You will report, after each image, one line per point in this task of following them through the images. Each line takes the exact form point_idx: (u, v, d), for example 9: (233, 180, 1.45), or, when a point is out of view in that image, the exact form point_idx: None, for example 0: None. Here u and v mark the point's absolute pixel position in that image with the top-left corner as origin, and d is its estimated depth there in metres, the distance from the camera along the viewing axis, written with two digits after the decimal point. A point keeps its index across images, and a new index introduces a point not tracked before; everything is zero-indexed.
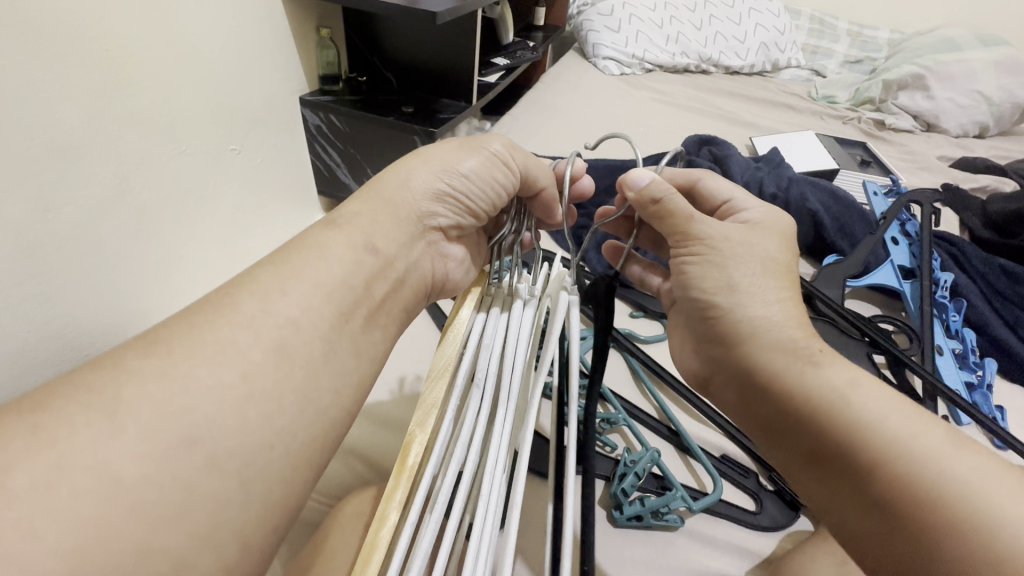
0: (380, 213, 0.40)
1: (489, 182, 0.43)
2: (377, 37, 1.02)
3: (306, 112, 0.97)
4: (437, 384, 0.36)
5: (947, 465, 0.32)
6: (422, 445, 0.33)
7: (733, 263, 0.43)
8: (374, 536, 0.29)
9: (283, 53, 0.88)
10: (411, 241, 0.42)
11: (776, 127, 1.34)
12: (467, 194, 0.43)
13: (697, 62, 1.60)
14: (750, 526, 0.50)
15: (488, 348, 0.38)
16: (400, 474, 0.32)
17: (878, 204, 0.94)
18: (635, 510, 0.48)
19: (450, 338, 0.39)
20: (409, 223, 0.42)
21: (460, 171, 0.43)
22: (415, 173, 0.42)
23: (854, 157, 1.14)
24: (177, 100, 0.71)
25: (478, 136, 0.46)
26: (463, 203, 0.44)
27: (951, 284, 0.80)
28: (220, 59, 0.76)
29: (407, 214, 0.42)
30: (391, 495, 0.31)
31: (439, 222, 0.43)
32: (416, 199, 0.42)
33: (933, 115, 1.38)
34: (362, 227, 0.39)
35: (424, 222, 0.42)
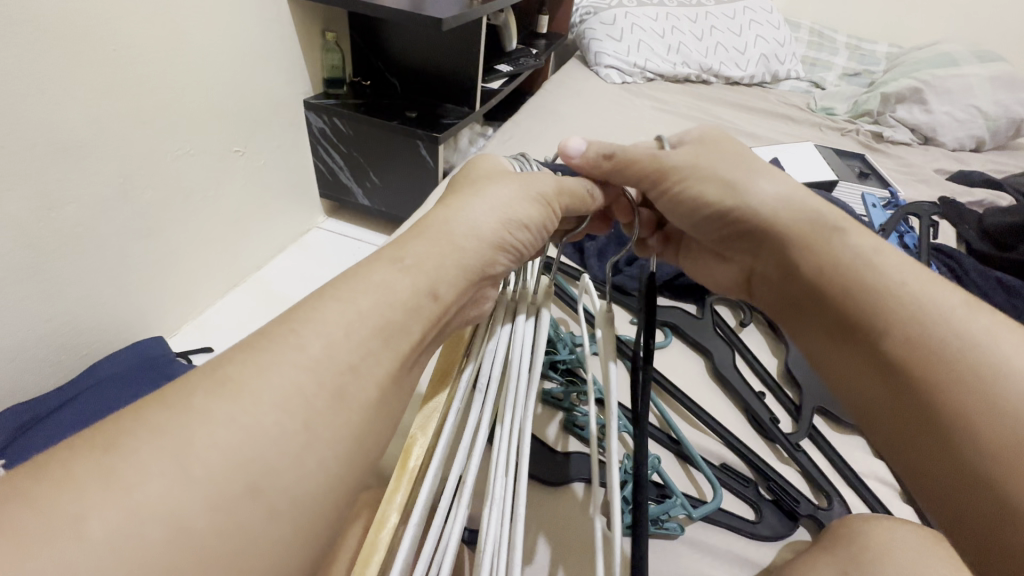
0: (450, 259, 0.36)
1: (543, 228, 0.43)
2: (382, 42, 1.02)
3: (310, 115, 0.97)
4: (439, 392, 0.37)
5: (961, 323, 0.34)
6: (423, 448, 0.34)
7: (705, 172, 0.48)
8: (374, 535, 0.30)
9: (289, 55, 0.89)
10: (471, 290, 0.38)
11: (775, 137, 1.36)
12: (525, 241, 0.42)
13: (698, 71, 1.61)
14: (750, 535, 0.50)
15: (492, 357, 0.39)
16: (400, 477, 0.32)
17: (876, 216, 0.95)
18: (635, 517, 0.48)
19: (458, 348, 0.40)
20: (476, 274, 0.38)
21: (522, 220, 0.41)
22: (479, 212, 0.40)
23: (853, 169, 1.15)
24: (183, 101, 0.71)
25: (528, 173, 0.45)
26: (519, 248, 0.42)
27: None
28: (227, 60, 0.76)
29: (475, 264, 0.38)
30: (391, 497, 0.32)
31: (499, 271, 0.41)
32: (484, 247, 0.39)
33: (931, 128, 1.40)
34: (430, 273, 0.35)
35: (489, 271, 0.39)
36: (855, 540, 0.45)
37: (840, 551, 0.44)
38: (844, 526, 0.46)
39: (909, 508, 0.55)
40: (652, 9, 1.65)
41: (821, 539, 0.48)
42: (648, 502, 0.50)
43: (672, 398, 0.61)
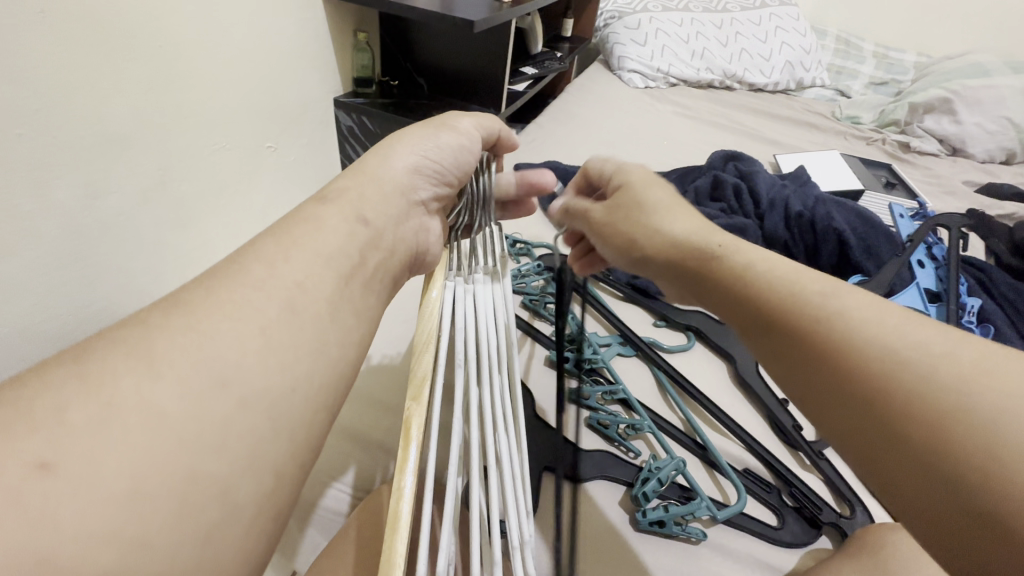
0: (367, 189, 0.41)
1: (458, 149, 0.48)
2: (411, 42, 1.04)
3: (339, 113, 0.99)
4: (424, 355, 0.41)
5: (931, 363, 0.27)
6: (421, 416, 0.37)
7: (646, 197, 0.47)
8: (395, 508, 0.33)
9: (322, 54, 0.91)
10: (396, 215, 0.42)
11: (798, 146, 1.36)
12: (442, 165, 0.47)
13: (721, 78, 1.61)
14: (772, 541, 0.50)
15: (464, 332, 0.44)
16: (407, 438, 0.36)
17: (904, 226, 0.92)
18: (657, 515, 0.49)
19: (428, 314, 0.44)
20: (396, 198, 0.43)
21: (434, 145, 0.46)
22: (393, 155, 0.44)
23: (879, 179, 1.14)
24: (221, 96, 0.73)
25: (438, 116, 0.50)
26: (441, 174, 0.47)
27: (978, 310, 0.76)
28: (264, 60, 0.79)
29: (392, 189, 0.43)
30: (403, 462, 0.35)
31: (422, 196, 0.45)
32: (398, 174, 0.44)
33: (960, 139, 1.38)
34: (352, 201, 0.39)
35: (408, 195, 0.44)
36: (879, 552, 0.44)
37: (872, 560, 0.44)
38: (869, 537, 0.46)
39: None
40: (678, 14, 1.65)
41: (843, 547, 0.48)
42: (671, 502, 0.51)
43: (695, 402, 0.62)
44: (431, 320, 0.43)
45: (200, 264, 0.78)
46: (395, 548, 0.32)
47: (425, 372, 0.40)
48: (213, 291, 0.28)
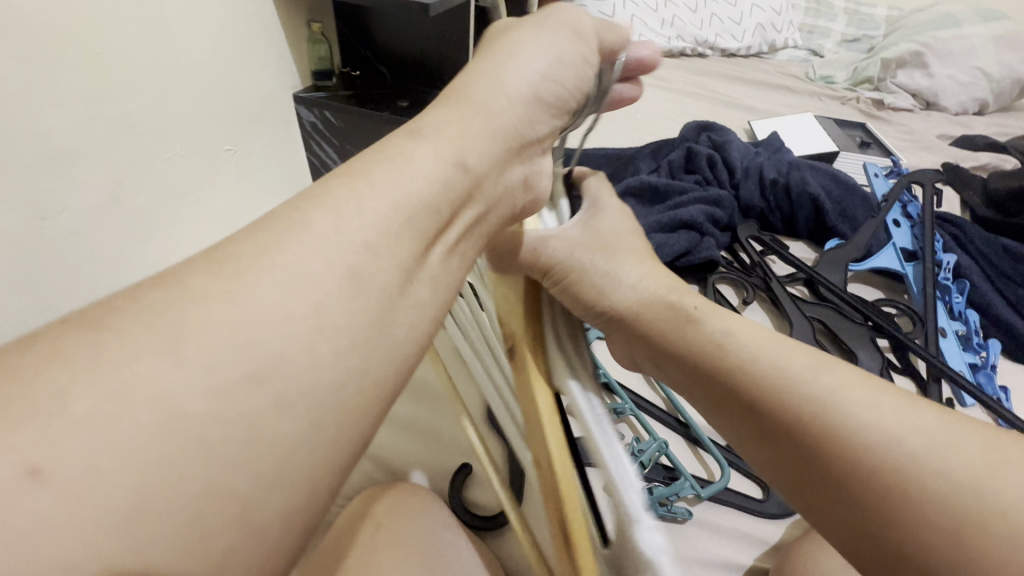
0: (474, 126, 0.34)
1: (576, 71, 0.39)
2: (369, 29, 1.00)
3: (301, 109, 0.95)
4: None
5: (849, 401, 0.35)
6: None
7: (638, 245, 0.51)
8: None
9: (276, 48, 0.87)
10: (503, 162, 0.36)
11: (773, 110, 1.35)
12: (560, 91, 0.39)
13: (692, 45, 1.58)
14: (757, 514, 0.50)
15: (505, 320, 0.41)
16: None
17: (879, 186, 0.91)
18: (643, 498, 0.49)
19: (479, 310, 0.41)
20: (506, 140, 0.35)
21: (547, 66, 0.38)
22: (503, 72, 0.36)
23: (854, 139, 1.13)
24: (171, 102, 0.70)
25: (545, 14, 0.41)
26: (557, 103, 0.39)
27: (954, 265, 0.76)
28: (213, 61, 0.75)
29: (503, 128, 0.35)
30: None
31: (535, 133, 0.38)
32: (513, 106, 0.36)
33: (933, 93, 1.38)
34: (453, 137, 0.32)
35: (521, 135, 0.37)
36: None
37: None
38: None
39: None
40: None
41: None
42: (655, 484, 0.51)
43: None
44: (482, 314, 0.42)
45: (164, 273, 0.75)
46: None
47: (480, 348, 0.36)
48: (196, 275, 0.23)
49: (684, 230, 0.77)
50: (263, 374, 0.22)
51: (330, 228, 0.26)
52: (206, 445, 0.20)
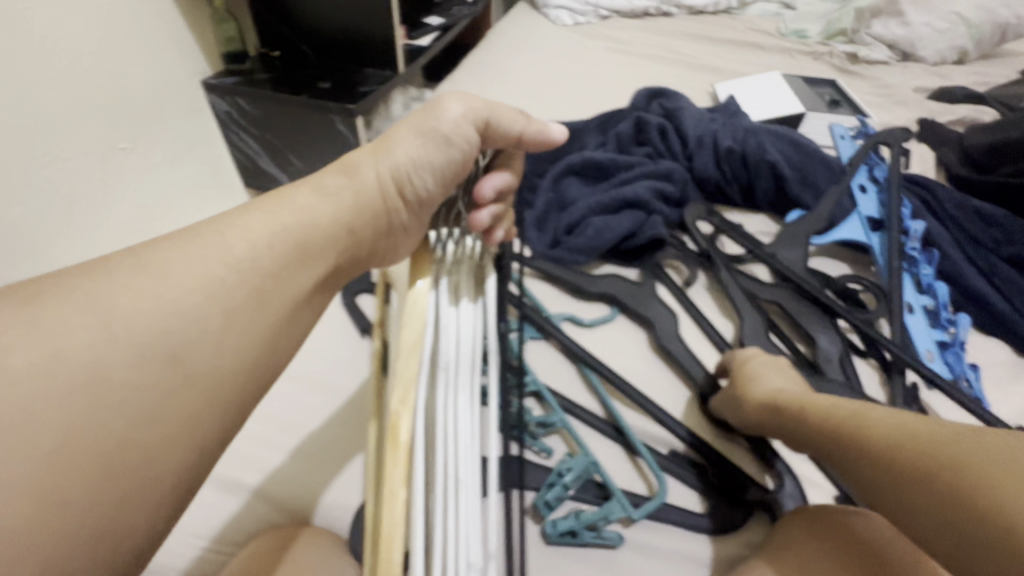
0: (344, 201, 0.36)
1: (439, 165, 0.40)
2: (283, 6, 0.90)
3: (213, 98, 0.88)
4: (412, 354, 0.30)
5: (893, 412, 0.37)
6: (410, 421, 0.28)
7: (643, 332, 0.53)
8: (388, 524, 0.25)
9: (172, 32, 0.79)
10: (377, 235, 0.38)
11: (740, 70, 1.26)
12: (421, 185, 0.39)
13: (656, 3, 1.48)
14: (695, 530, 0.46)
15: (445, 330, 0.33)
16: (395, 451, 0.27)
17: (845, 149, 0.85)
18: (568, 524, 0.44)
19: (410, 315, 0.31)
20: (374, 225, 0.38)
21: (410, 163, 0.39)
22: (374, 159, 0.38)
23: (823, 97, 1.05)
24: (37, 100, 0.64)
25: (430, 100, 0.40)
26: (421, 198, 0.40)
27: (922, 233, 0.70)
28: (89, 52, 0.68)
29: (370, 210, 0.38)
30: (391, 473, 0.27)
31: (399, 219, 0.40)
32: (374, 193, 0.38)
33: (909, 43, 1.30)
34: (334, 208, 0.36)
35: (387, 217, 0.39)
36: (806, 546, 0.40)
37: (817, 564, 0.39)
38: (794, 526, 0.42)
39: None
40: None
41: (772, 534, 0.44)
42: (584, 506, 0.47)
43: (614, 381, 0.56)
44: (415, 323, 0.31)
45: None
46: None
47: (417, 342, 0.30)
48: None
49: (629, 211, 0.71)
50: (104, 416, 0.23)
51: (157, 287, 0.26)
52: (21, 481, 0.20)
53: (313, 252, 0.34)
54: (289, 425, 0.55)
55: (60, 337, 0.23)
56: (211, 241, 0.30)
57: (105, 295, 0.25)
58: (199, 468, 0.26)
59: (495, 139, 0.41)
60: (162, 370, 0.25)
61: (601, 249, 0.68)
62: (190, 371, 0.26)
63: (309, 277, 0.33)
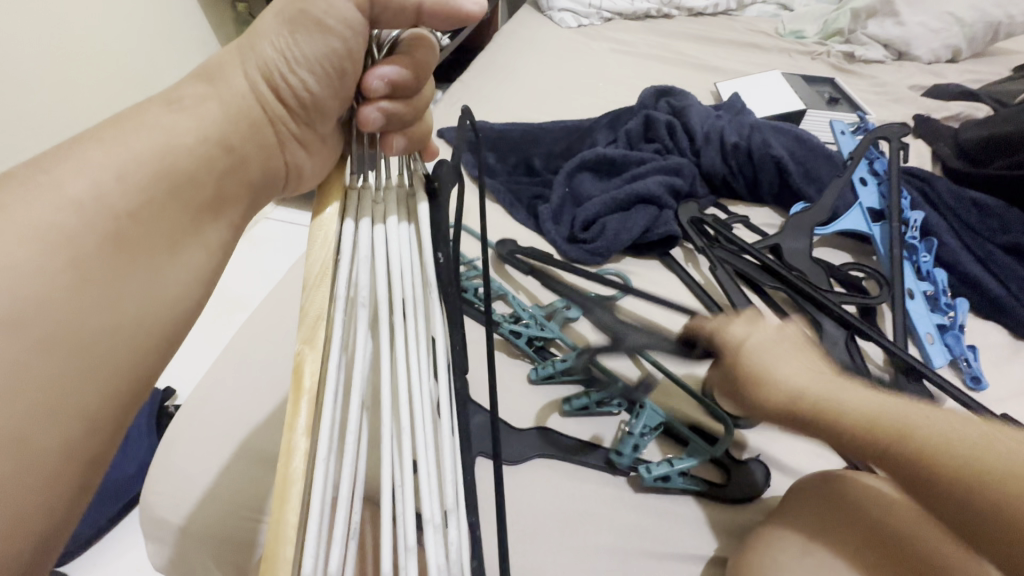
0: (229, 113, 0.37)
1: (322, 68, 0.38)
2: None
3: None
4: (318, 291, 0.32)
5: None
6: (315, 361, 0.30)
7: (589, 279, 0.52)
8: (286, 466, 0.27)
9: None
10: (265, 146, 0.39)
11: (740, 70, 1.30)
12: (302, 90, 0.38)
13: (658, 5, 1.52)
14: (717, 498, 0.50)
15: (362, 265, 0.34)
16: (297, 397, 0.29)
17: (845, 144, 0.89)
18: (664, 471, 0.50)
19: (319, 246, 0.33)
20: (258, 133, 0.39)
21: (286, 64, 0.37)
22: (252, 61, 0.37)
23: (822, 95, 1.09)
24: None
25: None
26: (302, 102, 0.39)
27: (921, 223, 0.73)
28: None
29: (250, 116, 0.38)
30: (293, 421, 0.28)
31: (284, 127, 0.40)
32: (252, 97, 0.38)
33: (905, 42, 1.33)
34: (215, 116, 0.36)
35: (270, 124, 0.39)
36: (820, 510, 0.43)
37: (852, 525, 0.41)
38: (805, 492, 0.45)
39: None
40: None
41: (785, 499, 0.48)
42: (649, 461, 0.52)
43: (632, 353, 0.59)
44: (324, 254, 0.33)
45: None
46: (286, 516, 0.26)
47: (320, 282, 0.32)
48: None
49: (640, 205, 0.74)
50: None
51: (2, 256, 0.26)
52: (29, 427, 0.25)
53: (184, 183, 0.33)
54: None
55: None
56: (43, 185, 0.29)
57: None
58: (108, 416, 0.28)
59: (389, 15, 0.38)
60: (6, 347, 0.25)
61: (618, 246, 0.71)
62: (41, 339, 0.26)
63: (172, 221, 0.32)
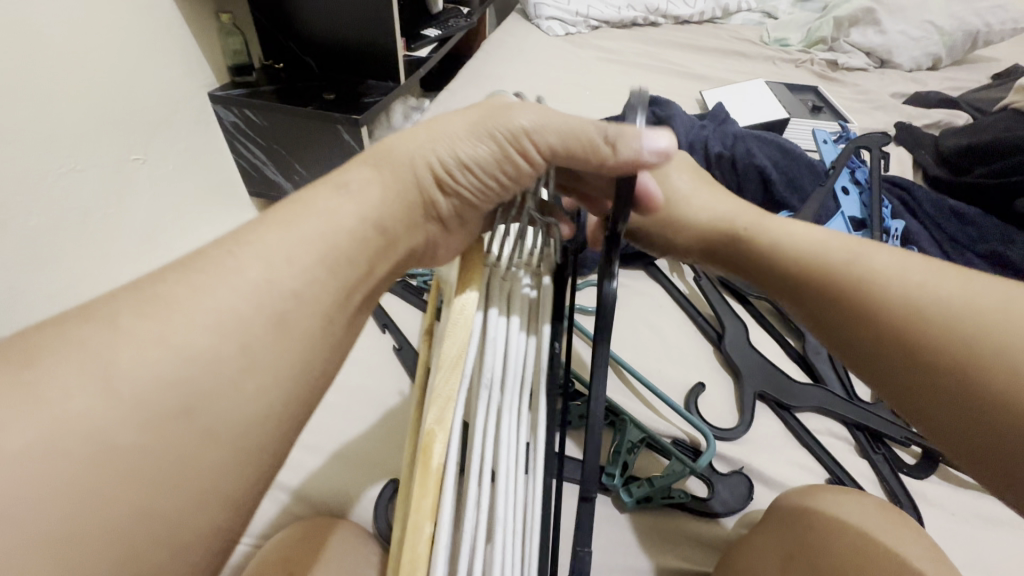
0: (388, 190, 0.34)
1: (494, 165, 0.37)
2: (284, 16, 0.93)
3: (219, 109, 0.90)
4: (452, 377, 0.29)
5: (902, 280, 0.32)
6: (444, 445, 0.28)
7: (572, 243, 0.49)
8: (411, 546, 0.27)
9: (185, 50, 0.83)
10: (413, 228, 0.36)
11: (726, 78, 1.31)
12: (469, 180, 0.37)
13: (644, 14, 1.53)
14: (704, 512, 0.50)
15: (494, 346, 0.32)
16: (425, 482, 0.28)
17: (828, 153, 0.89)
18: (643, 491, 0.49)
19: (455, 327, 0.31)
20: (415, 213, 0.36)
21: (459, 155, 0.37)
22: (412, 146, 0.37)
23: (806, 103, 1.10)
24: (57, 113, 0.66)
25: (494, 103, 0.38)
26: (470, 191, 0.38)
27: (902, 232, 0.74)
28: (104, 68, 0.70)
29: (413, 198, 0.35)
30: (419, 504, 0.27)
31: (439, 207, 0.37)
32: (417, 178, 0.36)
33: (886, 50, 1.35)
34: (374, 201, 0.33)
35: (425, 208, 0.36)
36: (800, 518, 0.43)
37: (822, 547, 0.40)
38: (789, 503, 0.45)
39: (875, 479, 0.54)
40: None
41: (767, 511, 0.48)
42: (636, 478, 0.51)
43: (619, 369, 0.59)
44: (457, 336, 0.30)
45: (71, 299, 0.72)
46: None
47: (456, 364, 0.30)
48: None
49: None
50: (88, 508, 0.20)
51: (169, 334, 0.23)
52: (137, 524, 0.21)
53: (343, 261, 0.30)
54: (328, 431, 0.59)
55: (48, 413, 0.20)
56: (222, 267, 0.26)
57: (104, 355, 0.22)
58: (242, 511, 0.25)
59: (571, 161, 0.37)
60: (166, 440, 0.22)
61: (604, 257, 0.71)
62: (202, 432, 0.23)
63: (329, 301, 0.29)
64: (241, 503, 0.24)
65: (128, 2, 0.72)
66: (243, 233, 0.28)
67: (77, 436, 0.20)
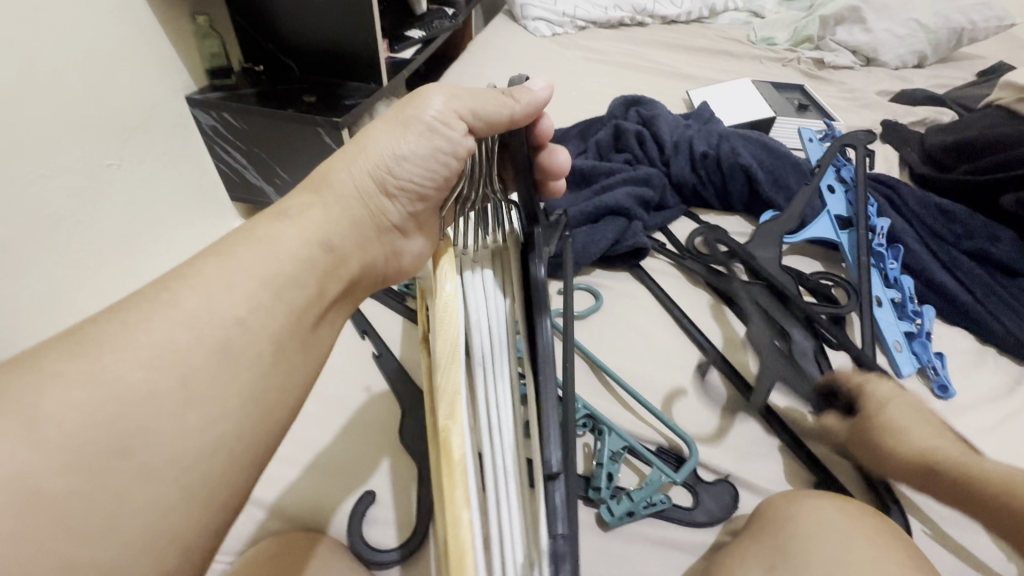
0: (334, 208, 0.40)
1: (429, 159, 0.41)
2: (264, 19, 0.92)
3: (197, 112, 0.89)
4: (451, 369, 0.34)
5: None
6: (459, 435, 0.33)
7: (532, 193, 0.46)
8: (453, 521, 0.31)
9: (162, 54, 0.81)
10: (365, 237, 0.41)
11: (713, 77, 1.31)
12: (411, 179, 0.42)
13: (631, 13, 1.52)
14: (686, 522, 0.49)
15: (476, 323, 0.37)
16: (451, 471, 0.32)
17: (813, 151, 0.89)
18: (626, 503, 0.49)
19: (447, 318, 0.35)
20: (363, 222, 0.41)
21: (397, 158, 0.41)
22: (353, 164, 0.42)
23: (792, 102, 1.10)
24: (27, 118, 0.64)
25: (415, 101, 0.42)
26: (414, 188, 0.43)
27: (888, 230, 0.74)
28: (76, 72, 0.69)
29: (360, 211, 0.41)
30: (452, 494, 0.32)
31: (391, 215, 0.43)
32: (361, 190, 0.41)
33: (872, 48, 1.35)
34: (314, 220, 0.38)
35: (376, 217, 0.42)
36: (783, 526, 0.43)
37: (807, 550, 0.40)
38: (773, 510, 0.45)
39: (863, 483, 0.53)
40: None
41: (752, 518, 0.47)
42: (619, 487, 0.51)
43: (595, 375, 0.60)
44: (449, 324, 0.35)
45: (39, 307, 0.70)
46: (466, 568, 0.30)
47: (452, 355, 0.34)
48: None
49: (611, 216, 0.73)
50: (36, 538, 0.22)
51: (110, 377, 0.26)
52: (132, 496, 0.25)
53: (288, 282, 0.34)
54: (304, 441, 0.58)
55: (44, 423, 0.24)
56: None
57: (42, 402, 0.24)
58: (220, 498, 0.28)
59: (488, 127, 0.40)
60: (104, 475, 0.24)
61: (587, 259, 0.70)
62: (143, 464, 0.25)
63: (264, 334, 0.32)
64: (193, 530, 0.27)
65: (100, 5, 0.70)
66: (189, 276, 0.31)
67: (17, 476, 0.22)
